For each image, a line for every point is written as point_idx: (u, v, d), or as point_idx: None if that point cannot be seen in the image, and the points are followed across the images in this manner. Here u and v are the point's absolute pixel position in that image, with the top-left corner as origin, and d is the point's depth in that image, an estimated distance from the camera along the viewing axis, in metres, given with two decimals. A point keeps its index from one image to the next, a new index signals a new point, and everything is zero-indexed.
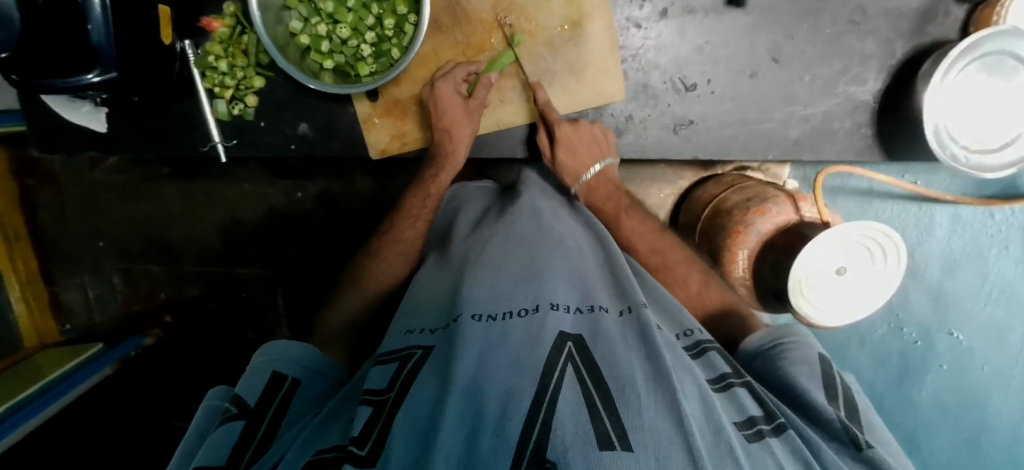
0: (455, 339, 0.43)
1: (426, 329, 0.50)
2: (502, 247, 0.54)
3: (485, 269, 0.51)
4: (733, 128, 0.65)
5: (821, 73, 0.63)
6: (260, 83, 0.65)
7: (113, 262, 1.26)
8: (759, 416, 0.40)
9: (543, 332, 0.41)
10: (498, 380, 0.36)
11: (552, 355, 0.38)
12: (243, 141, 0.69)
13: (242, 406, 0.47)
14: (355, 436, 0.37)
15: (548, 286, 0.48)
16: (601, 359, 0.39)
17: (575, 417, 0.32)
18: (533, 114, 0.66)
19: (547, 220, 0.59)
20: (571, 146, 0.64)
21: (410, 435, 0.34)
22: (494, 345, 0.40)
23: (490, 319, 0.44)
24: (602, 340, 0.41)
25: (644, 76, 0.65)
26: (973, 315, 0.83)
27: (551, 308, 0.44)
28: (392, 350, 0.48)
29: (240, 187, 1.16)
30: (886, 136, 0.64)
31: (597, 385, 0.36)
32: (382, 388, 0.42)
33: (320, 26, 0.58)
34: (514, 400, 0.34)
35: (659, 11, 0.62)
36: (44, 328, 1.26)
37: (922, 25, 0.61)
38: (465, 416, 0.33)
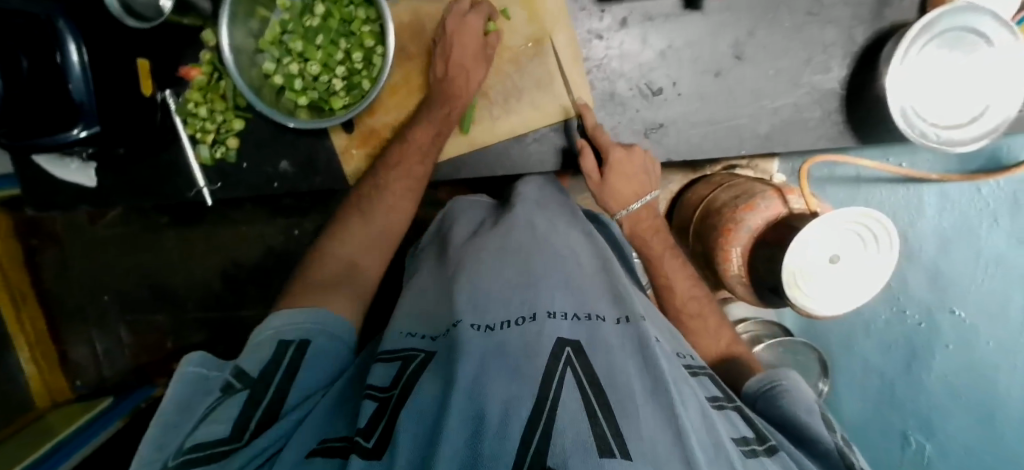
0: (455, 347, 0.42)
1: (427, 335, 0.50)
2: (498, 255, 0.55)
3: (482, 279, 0.51)
4: (704, 127, 0.66)
5: (784, 65, 0.64)
6: (240, 124, 0.67)
7: (118, 314, 1.27)
8: (752, 438, 0.42)
9: (540, 339, 0.41)
10: (496, 389, 0.36)
11: (551, 361, 0.38)
12: (227, 183, 0.71)
13: (246, 380, 0.46)
14: (363, 427, 0.39)
15: (545, 294, 0.47)
16: (600, 367, 0.39)
17: (574, 426, 0.33)
18: (508, 132, 0.67)
19: (542, 232, 0.58)
20: (623, 172, 0.63)
21: (415, 430, 0.36)
22: (494, 354, 0.40)
23: (488, 328, 0.43)
24: (600, 348, 0.41)
25: (611, 85, 0.66)
26: (970, 292, 0.81)
27: (548, 316, 0.44)
28: (392, 349, 0.49)
29: (238, 229, 1.18)
30: (858, 122, 0.65)
31: (596, 392, 0.36)
32: (386, 386, 0.43)
33: (291, 65, 0.61)
34: (514, 408, 0.34)
35: (619, 20, 0.64)
36: (55, 387, 1.27)
37: (880, 9, 0.62)
38: (467, 416, 0.35)
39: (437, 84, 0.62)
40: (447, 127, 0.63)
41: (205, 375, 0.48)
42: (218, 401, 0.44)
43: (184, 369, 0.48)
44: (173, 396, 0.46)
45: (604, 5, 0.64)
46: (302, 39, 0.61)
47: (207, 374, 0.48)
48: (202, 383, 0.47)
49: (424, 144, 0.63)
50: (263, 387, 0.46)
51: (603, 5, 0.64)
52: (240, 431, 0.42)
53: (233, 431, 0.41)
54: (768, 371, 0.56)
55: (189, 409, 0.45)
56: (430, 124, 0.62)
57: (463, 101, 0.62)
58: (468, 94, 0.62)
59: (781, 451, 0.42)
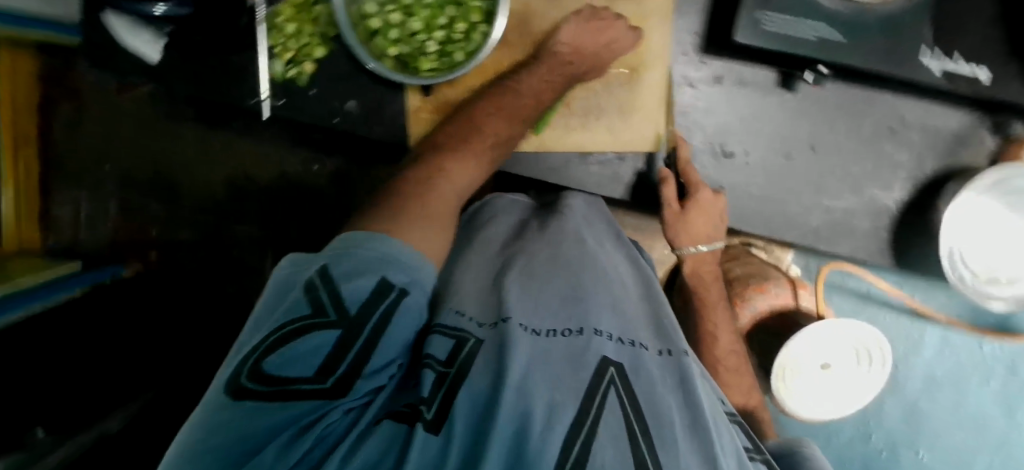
0: (503, 339, 0.43)
1: (478, 319, 0.48)
2: (550, 261, 0.56)
3: (530, 281, 0.53)
4: (760, 203, 0.67)
5: (852, 170, 0.66)
6: (321, 53, 0.67)
7: (114, 188, 1.25)
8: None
9: (588, 353, 0.43)
10: (541, 393, 0.38)
11: (597, 377, 0.41)
12: (291, 103, 0.69)
13: (343, 311, 0.39)
14: (426, 396, 0.39)
15: (593, 311, 0.49)
16: (641, 391, 0.42)
17: (614, 448, 0.35)
18: (576, 146, 0.66)
19: (591, 248, 0.60)
20: (705, 213, 0.65)
21: (468, 420, 0.37)
22: (540, 359, 0.41)
23: (536, 332, 0.45)
24: (643, 374, 0.44)
25: (687, 134, 0.66)
26: (942, 435, 0.89)
27: (595, 333, 0.46)
28: (449, 326, 0.46)
29: (260, 146, 1.17)
30: (899, 246, 0.67)
31: (637, 416, 0.39)
32: (446, 359, 0.42)
33: (393, 14, 0.60)
34: (558, 413, 0.36)
35: (714, 76, 0.65)
36: (28, 236, 1.23)
37: (955, 148, 0.64)
38: (516, 413, 0.36)
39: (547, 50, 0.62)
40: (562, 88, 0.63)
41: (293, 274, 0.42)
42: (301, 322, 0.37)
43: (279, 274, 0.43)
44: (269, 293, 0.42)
45: (705, 57, 0.64)
46: None
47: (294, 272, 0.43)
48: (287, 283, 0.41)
49: (541, 93, 0.62)
50: (354, 327, 0.39)
51: (704, 56, 0.64)
52: (322, 374, 0.37)
53: (321, 362, 0.37)
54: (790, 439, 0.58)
55: (271, 308, 0.40)
56: (549, 83, 0.62)
57: (574, 67, 0.62)
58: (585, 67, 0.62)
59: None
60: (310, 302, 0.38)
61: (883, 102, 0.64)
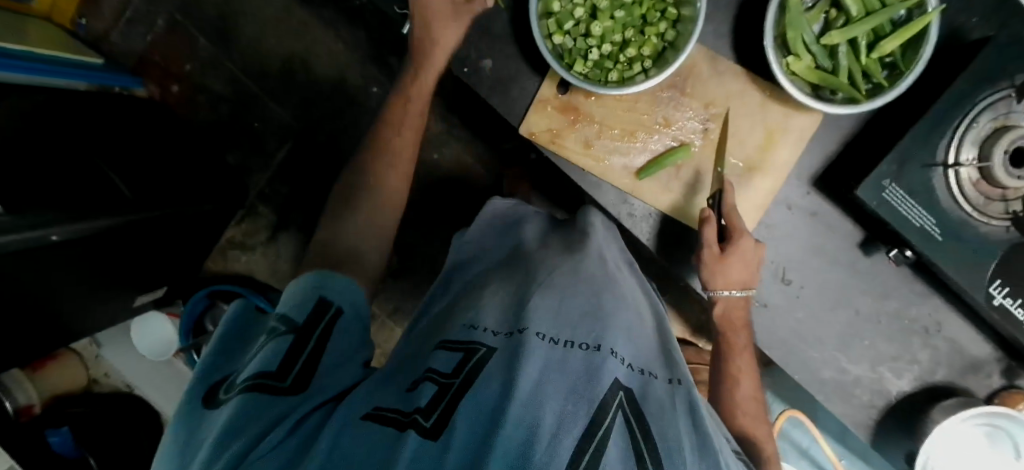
0: (520, 348, 0.44)
1: (490, 329, 0.50)
2: (575, 283, 0.58)
3: (553, 294, 0.54)
4: (789, 335, 0.71)
5: (879, 347, 0.70)
6: (489, 5, 0.65)
7: (169, 8, 1.24)
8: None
9: (602, 371, 0.43)
10: (552, 404, 0.38)
11: (609, 396, 0.41)
12: (428, 30, 0.66)
13: (290, 324, 0.49)
14: (423, 406, 0.40)
15: (612, 333, 0.51)
16: (649, 420, 0.41)
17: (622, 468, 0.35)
18: (668, 205, 0.69)
19: (620, 286, 0.63)
20: (743, 261, 0.64)
21: (469, 422, 0.37)
22: (554, 368, 0.42)
23: (554, 343, 0.46)
24: (652, 402, 0.44)
25: (761, 245, 0.70)
26: None
27: (611, 354, 0.47)
28: (460, 340, 0.49)
29: (334, 43, 1.20)
30: (877, 427, 0.73)
31: (645, 440, 0.39)
32: (449, 373, 0.44)
33: (579, 10, 0.61)
34: (568, 422, 0.36)
35: (811, 209, 0.68)
36: (62, 10, 1.18)
37: (967, 371, 0.69)
38: (523, 423, 0.35)
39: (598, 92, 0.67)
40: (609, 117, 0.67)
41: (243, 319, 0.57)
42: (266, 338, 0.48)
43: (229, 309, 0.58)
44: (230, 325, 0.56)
45: (811, 188, 0.68)
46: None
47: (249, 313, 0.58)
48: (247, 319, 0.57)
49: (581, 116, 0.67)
50: (306, 331, 0.50)
51: (810, 187, 0.68)
52: (282, 371, 0.46)
53: (276, 366, 0.45)
54: None
55: (228, 352, 0.52)
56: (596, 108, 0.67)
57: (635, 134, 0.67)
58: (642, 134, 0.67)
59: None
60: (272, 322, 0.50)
61: (930, 304, 0.68)
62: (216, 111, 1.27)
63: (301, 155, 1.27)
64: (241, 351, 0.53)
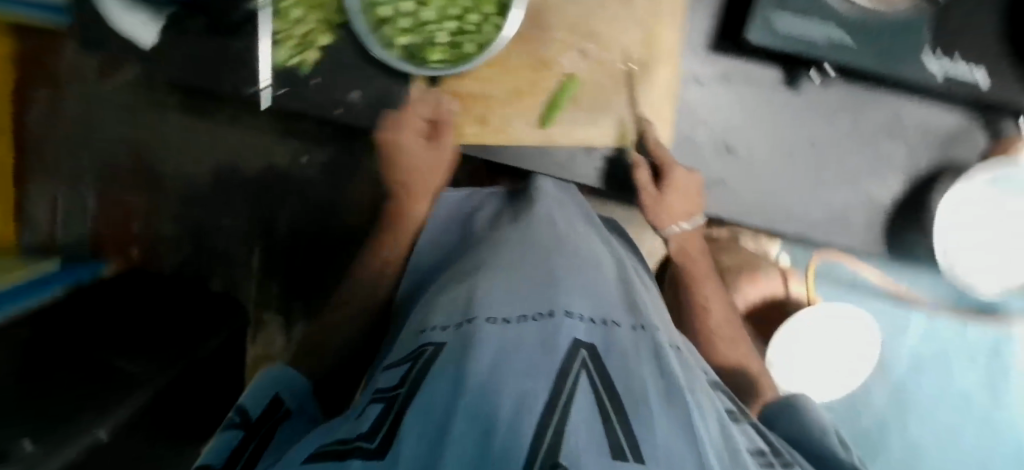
0: (469, 338, 0.48)
1: (442, 326, 0.53)
2: (519, 254, 0.63)
3: (501, 276, 0.58)
4: (760, 198, 0.69)
5: (850, 167, 0.68)
6: (327, 40, 0.65)
7: (92, 182, 1.23)
8: (768, 451, 0.42)
9: (557, 338, 0.47)
10: (512, 385, 0.41)
11: (568, 363, 0.44)
12: (291, 93, 0.67)
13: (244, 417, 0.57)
14: (367, 431, 0.42)
15: (564, 294, 0.54)
16: (614, 373, 0.44)
17: (590, 431, 0.37)
18: (582, 140, 0.67)
19: (564, 241, 0.66)
20: (684, 194, 0.68)
21: (419, 427, 0.39)
22: (507, 351, 0.45)
23: (505, 321, 0.49)
24: (614, 354, 0.47)
25: (691, 130, 0.68)
26: (924, 414, 0.95)
27: (566, 314, 0.50)
28: (407, 352, 0.52)
29: (247, 137, 1.17)
30: (895, 238, 0.69)
31: (610, 397, 0.41)
32: (390, 387, 0.48)
33: (405, 3, 0.59)
34: (527, 403, 0.39)
35: (721, 73, 0.65)
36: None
37: (949, 145, 0.66)
38: (476, 413, 0.38)
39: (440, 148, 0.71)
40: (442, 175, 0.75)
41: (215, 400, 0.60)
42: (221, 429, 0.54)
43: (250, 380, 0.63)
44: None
45: (713, 54, 0.65)
46: None
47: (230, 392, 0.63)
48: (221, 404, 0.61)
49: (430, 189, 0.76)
50: (253, 428, 0.56)
51: (711, 53, 0.65)
52: (228, 462, 0.51)
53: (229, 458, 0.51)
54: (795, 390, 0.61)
55: None
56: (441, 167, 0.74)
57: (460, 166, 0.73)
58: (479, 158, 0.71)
59: (797, 465, 0.42)
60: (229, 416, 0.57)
61: (880, 103, 0.65)
62: (182, 250, 1.27)
63: (273, 254, 1.26)
64: None
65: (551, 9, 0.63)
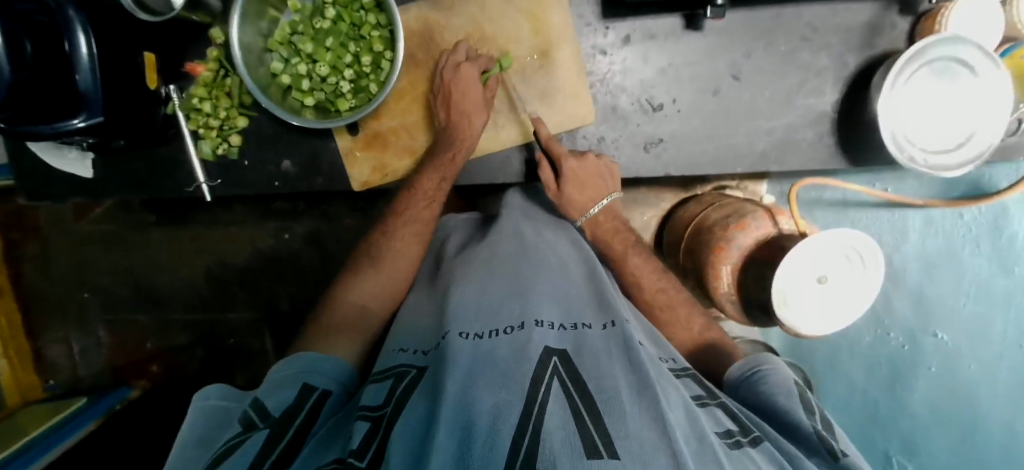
0: (443, 357, 0.44)
1: (418, 349, 0.51)
2: (485, 266, 0.59)
3: (470, 287, 0.55)
4: (702, 144, 0.68)
5: (779, 88, 0.66)
6: (244, 122, 0.68)
7: (98, 314, 1.24)
8: (736, 430, 0.42)
9: (530, 345, 0.43)
10: (485, 398, 0.37)
11: (540, 368, 0.40)
12: (229, 181, 0.71)
13: (267, 419, 0.45)
14: (356, 448, 0.38)
15: (534, 303, 0.51)
16: (586, 370, 0.41)
17: (564, 434, 0.34)
18: (499, 144, 0.70)
19: (530, 240, 0.63)
20: (577, 181, 0.66)
21: (405, 445, 0.36)
22: (481, 364, 0.41)
23: (477, 337, 0.45)
24: (586, 354, 0.44)
25: (613, 99, 0.68)
26: (956, 317, 0.87)
27: (536, 324, 0.46)
28: (385, 368, 0.49)
29: (226, 231, 1.16)
30: (849, 145, 0.67)
31: (582, 396, 0.38)
32: (378, 404, 0.43)
33: (299, 66, 0.62)
34: (503, 413, 0.36)
35: (623, 37, 0.66)
36: (26, 385, 1.23)
37: (871, 38, 0.65)
38: (455, 430, 0.35)
39: (442, 131, 0.66)
40: (451, 172, 0.67)
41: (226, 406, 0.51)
42: (239, 436, 0.43)
43: (205, 401, 0.50)
44: (193, 430, 0.48)
45: (608, 22, 0.66)
46: (312, 41, 0.62)
47: (225, 406, 0.51)
48: (221, 413, 0.50)
49: (430, 190, 0.68)
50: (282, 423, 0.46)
51: (608, 22, 0.66)
52: (258, 461, 0.40)
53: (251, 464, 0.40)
54: (752, 358, 0.56)
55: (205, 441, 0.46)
56: (435, 170, 0.67)
57: (466, 144, 0.66)
58: (471, 137, 0.66)
59: (766, 440, 0.42)
60: (241, 420, 0.46)
61: (788, 17, 0.64)
62: (196, 354, 1.23)
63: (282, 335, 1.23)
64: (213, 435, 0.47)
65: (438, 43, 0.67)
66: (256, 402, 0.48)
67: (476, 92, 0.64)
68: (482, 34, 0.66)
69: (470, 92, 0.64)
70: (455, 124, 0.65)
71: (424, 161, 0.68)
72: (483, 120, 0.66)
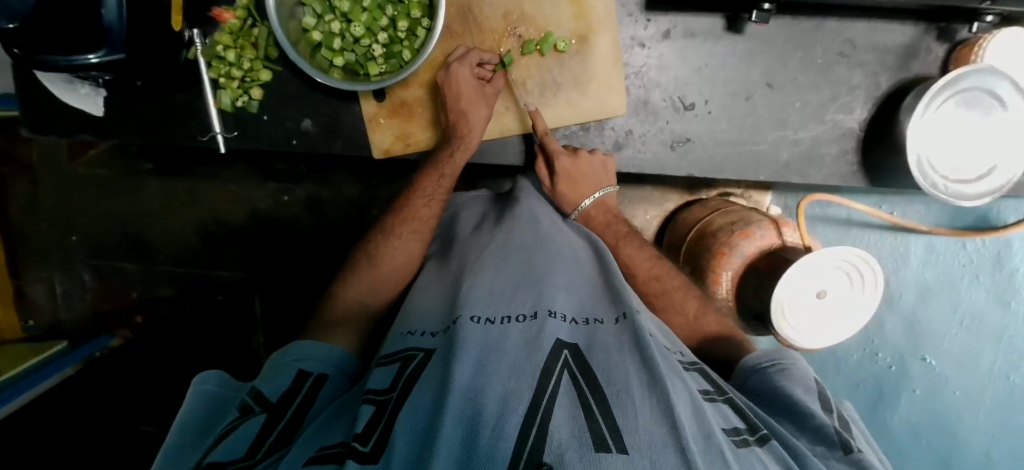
0: (454, 338, 0.44)
1: (426, 332, 0.51)
2: (500, 252, 0.59)
3: (483, 274, 0.55)
4: (727, 148, 0.68)
5: (812, 100, 0.66)
6: (267, 76, 0.65)
7: (85, 258, 1.21)
8: (743, 428, 0.41)
9: (542, 336, 0.44)
10: (495, 384, 0.38)
11: (550, 362, 0.41)
12: (244, 133, 0.69)
13: (263, 404, 0.45)
14: (361, 432, 0.37)
15: (548, 295, 0.51)
16: (597, 366, 0.41)
17: (571, 426, 0.34)
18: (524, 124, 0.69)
19: (545, 229, 0.64)
20: (570, 177, 0.67)
21: (413, 430, 0.36)
22: (493, 350, 0.42)
23: (488, 322, 0.46)
24: (598, 349, 0.44)
25: (645, 93, 0.67)
26: (943, 344, 0.91)
27: (549, 315, 0.47)
28: (395, 350, 0.49)
29: (225, 187, 1.14)
30: (870, 165, 0.68)
31: (593, 390, 0.38)
32: (385, 388, 0.43)
33: (333, 23, 0.60)
34: (512, 404, 0.35)
35: (662, 31, 0.65)
36: (5, 324, 1.20)
37: (906, 61, 0.64)
38: (462, 419, 0.35)
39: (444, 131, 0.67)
40: (452, 171, 0.67)
41: (225, 394, 0.49)
42: (235, 421, 0.43)
43: (200, 385, 0.48)
44: (191, 412, 0.46)
45: (650, 14, 0.65)
46: None
47: (223, 394, 0.49)
48: (219, 402, 0.48)
49: (431, 188, 0.68)
50: (278, 408, 0.45)
51: (649, 14, 0.65)
52: (252, 450, 0.40)
53: (246, 449, 0.40)
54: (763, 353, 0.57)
55: (204, 425, 0.45)
56: (437, 171, 0.67)
57: (469, 143, 0.66)
58: (474, 135, 0.66)
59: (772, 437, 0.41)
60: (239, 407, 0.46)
61: (827, 30, 0.64)
62: (183, 308, 1.21)
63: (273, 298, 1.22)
64: (212, 422, 0.46)
65: (467, 10, 0.65)
66: (254, 390, 0.47)
67: (472, 91, 0.64)
68: (522, 12, 0.64)
69: (467, 90, 0.64)
70: (453, 124, 0.65)
71: (429, 165, 0.68)
72: (483, 115, 0.66)
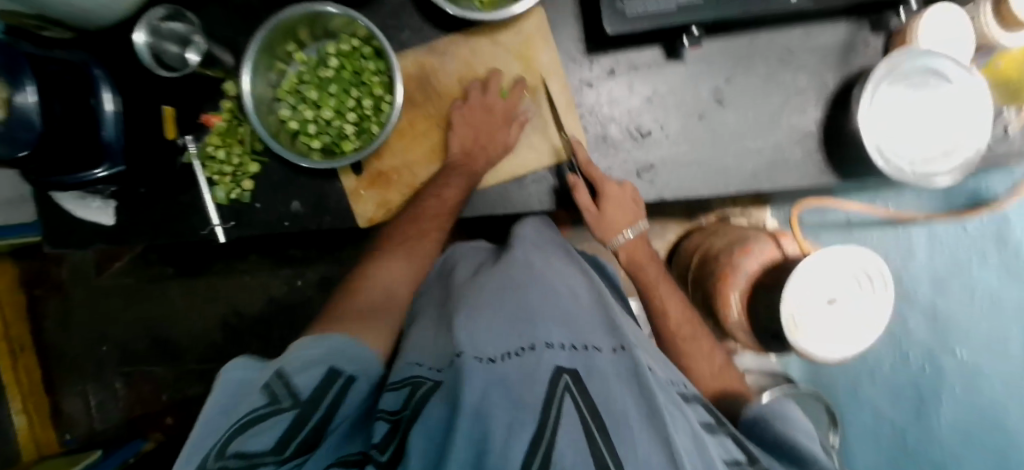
0: (456, 377, 0.43)
1: (433, 365, 0.49)
2: (496, 290, 0.56)
3: (483, 311, 0.53)
4: (692, 168, 0.70)
5: (762, 108, 0.69)
6: (255, 167, 0.72)
7: (115, 367, 1.26)
8: (743, 461, 0.42)
9: (540, 368, 0.42)
10: (500, 414, 0.37)
11: (550, 389, 0.40)
12: (240, 222, 0.75)
13: (292, 398, 0.45)
14: (378, 441, 0.44)
15: (544, 329, 0.49)
16: (597, 392, 0.40)
17: (575, 454, 0.34)
18: (511, 172, 0.72)
19: (539, 269, 0.61)
20: (615, 202, 0.68)
21: (426, 447, 0.39)
22: (496, 383, 0.41)
23: (489, 360, 0.44)
24: (597, 374, 0.42)
25: (602, 128, 0.71)
26: (971, 334, 0.86)
27: (547, 346, 0.45)
28: (400, 378, 0.49)
29: (240, 280, 1.20)
30: (838, 161, 0.68)
31: (593, 416, 0.37)
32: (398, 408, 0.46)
33: (306, 112, 0.67)
34: (517, 429, 0.36)
35: (607, 70, 0.70)
36: (44, 441, 1.24)
37: (846, 57, 0.67)
38: (473, 442, 0.36)
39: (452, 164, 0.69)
40: (454, 208, 0.68)
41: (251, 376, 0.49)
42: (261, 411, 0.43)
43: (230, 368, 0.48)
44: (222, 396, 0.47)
45: (592, 56, 0.70)
46: (316, 88, 0.67)
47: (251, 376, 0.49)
48: (246, 384, 0.48)
49: (429, 226, 0.68)
50: (306, 406, 0.45)
51: (591, 56, 0.70)
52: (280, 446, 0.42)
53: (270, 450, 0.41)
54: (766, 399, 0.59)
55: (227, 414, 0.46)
56: (430, 207, 0.68)
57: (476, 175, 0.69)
58: (483, 165, 0.69)
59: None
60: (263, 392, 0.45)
61: (761, 42, 0.68)
62: None
63: None
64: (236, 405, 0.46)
65: (427, 78, 0.72)
66: (281, 371, 0.47)
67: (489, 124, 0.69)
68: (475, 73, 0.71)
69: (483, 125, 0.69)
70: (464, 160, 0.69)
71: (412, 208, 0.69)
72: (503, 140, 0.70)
